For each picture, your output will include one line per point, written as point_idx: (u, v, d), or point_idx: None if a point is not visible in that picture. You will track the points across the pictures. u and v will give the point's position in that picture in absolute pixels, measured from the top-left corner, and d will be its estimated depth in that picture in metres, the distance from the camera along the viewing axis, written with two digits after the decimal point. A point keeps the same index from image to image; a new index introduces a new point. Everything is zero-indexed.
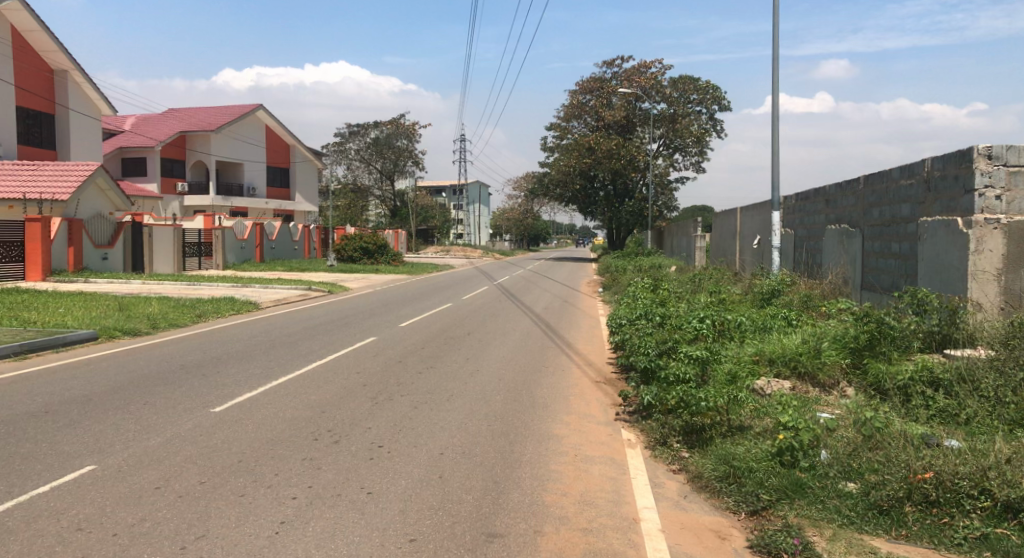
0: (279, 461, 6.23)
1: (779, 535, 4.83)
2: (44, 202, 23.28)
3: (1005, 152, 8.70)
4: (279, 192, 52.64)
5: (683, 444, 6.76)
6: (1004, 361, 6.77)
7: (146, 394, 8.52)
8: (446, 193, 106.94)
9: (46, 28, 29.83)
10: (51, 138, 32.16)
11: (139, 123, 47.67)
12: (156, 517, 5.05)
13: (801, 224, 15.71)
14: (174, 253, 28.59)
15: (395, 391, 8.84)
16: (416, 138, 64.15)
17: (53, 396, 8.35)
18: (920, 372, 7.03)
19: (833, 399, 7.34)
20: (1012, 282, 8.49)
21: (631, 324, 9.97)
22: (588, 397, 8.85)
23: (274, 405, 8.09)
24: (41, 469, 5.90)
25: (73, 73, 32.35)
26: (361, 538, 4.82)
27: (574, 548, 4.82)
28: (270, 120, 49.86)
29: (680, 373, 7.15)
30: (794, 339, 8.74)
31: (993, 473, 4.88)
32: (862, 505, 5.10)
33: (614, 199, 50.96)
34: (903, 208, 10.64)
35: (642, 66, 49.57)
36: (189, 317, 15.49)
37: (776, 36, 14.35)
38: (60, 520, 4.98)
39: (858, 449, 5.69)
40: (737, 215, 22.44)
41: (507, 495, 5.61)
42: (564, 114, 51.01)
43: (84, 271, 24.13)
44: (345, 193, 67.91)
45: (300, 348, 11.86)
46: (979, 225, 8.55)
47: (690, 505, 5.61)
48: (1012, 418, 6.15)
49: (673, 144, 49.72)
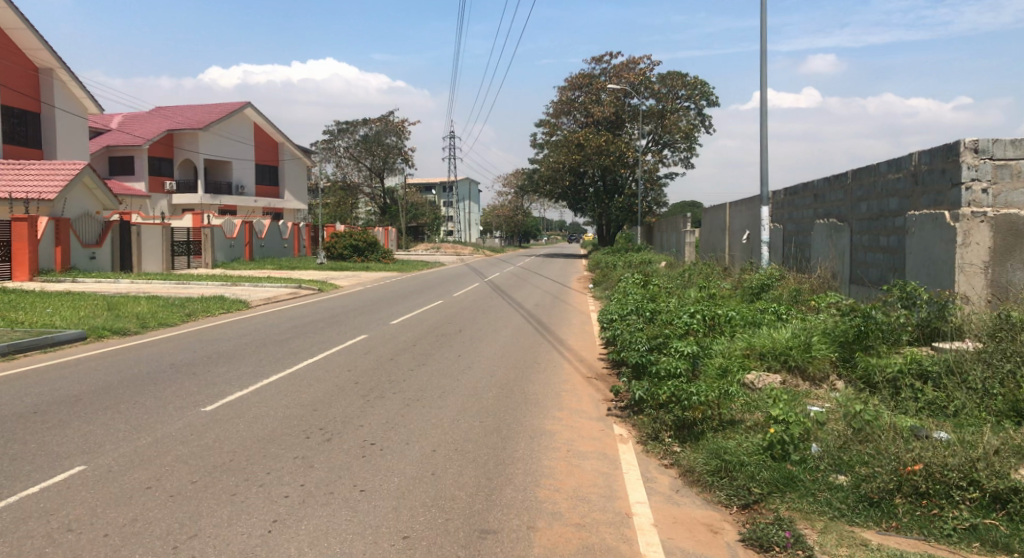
0: (271, 460, 6.20)
1: (770, 528, 4.86)
2: (31, 202, 23.21)
3: (991, 145, 8.78)
4: (268, 191, 52.43)
5: (675, 438, 6.77)
6: (992, 353, 6.82)
7: (136, 394, 8.48)
8: (436, 191, 106.63)
9: (31, 26, 29.55)
10: (37, 137, 31.88)
11: (127, 122, 47.36)
12: (147, 517, 5.03)
13: (790, 219, 15.79)
14: (162, 252, 28.48)
15: (386, 389, 8.82)
16: (406, 135, 64.02)
17: (41, 397, 8.30)
18: (909, 364, 7.09)
19: (824, 392, 7.41)
20: (1001, 274, 8.52)
21: (622, 320, 10.00)
22: (580, 393, 8.88)
23: (264, 404, 8.05)
24: (30, 470, 5.86)
25: (59, 71, 32.05)
26: (353, 536, 4.82)
27: (567, 544, 4.82)
28: (258, 118, 49.60)
29: (670, 369, 7.18)
30: (784, 333, 8.80)
31: (982, 465, 4.93)
32: (853, 497, 5.13)
33: (603, 195, 50.65)
34: (892, 202, 10.69)
35: (631, 62, 49.67)
36: (178, 316, 15.41)
37: (763, 32, 14.40)
38: (50, 521, 4.95)
39: (849, 442, 5.72)
40: (726, 210, 22.54)
41: (500, 492, 5.62)
42: (553, 110, 51.17)
43: (72, 270, 23.94)
44: (334, 191, 67.70)
45: (290, 347, 11.79)
46: (967, 219, 8.59)
47: (681, 499, 5.63)
48: (1001, 410, 6.24)
49: (662, 139, 50.12)
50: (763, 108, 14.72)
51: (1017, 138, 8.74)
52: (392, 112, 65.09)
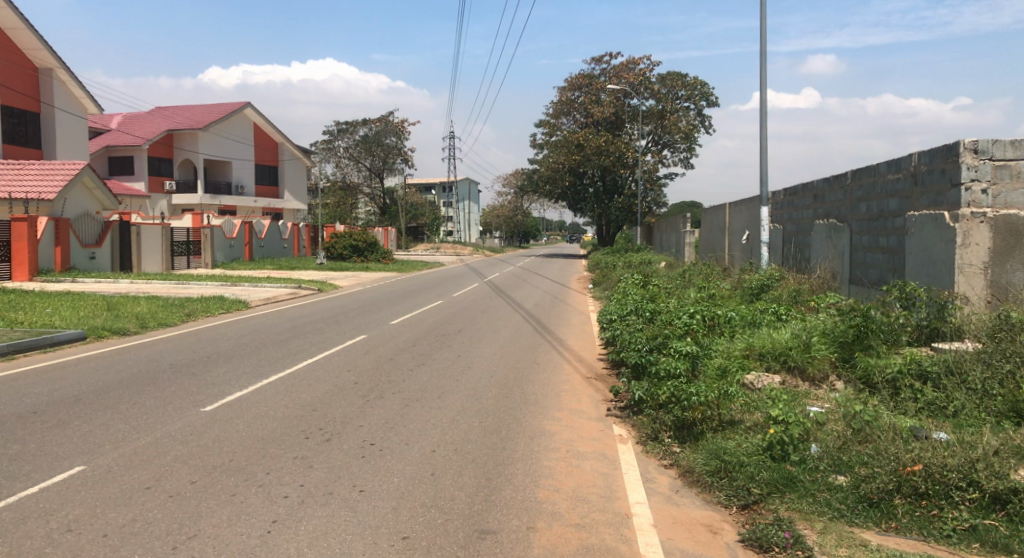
0: (271, 460, 6.21)
1: (770, 529, 4.86)
2: (30, 202, 23.20)
3: (991, 146, 8.78)
4: (268, 191, 52.43)
5: (674, 439, 6.77)
6: (992, 354, 6.83)
7: (135, 394, 8.48)
8: (436, 191, 106.56)
9: (31, 25, 29.54)
10: (37, 137, 31.87)
11: (127, 122, 47.33)
12: (147, 517, 5.03)
13: (789, 219, 15.80)
14: (162, 252, 28.48)
15: (386, 390, 8.81)
16: (405, 135, 64.00)
17: (40, 397, 8.29)
18: (908, 365, 7.08)
19: (823, 392, 7.42)
20: (1001, 275, 8.52)
21: (622, 319, 10.00)
22: (580, 393, 8.88)
23: (263, 404, 8.05)
24: (29, 471, 5.86)
25: (58, 71, 32.06)
26: (352, 536, 4.83)
27: (567, 545, 4.83)
28: (258, 119, 49.59)
29: (670, 369, 7.18)
30: (784, 333, 8.80)
31: (981, 465, 4.92)
32: (853, 497, 5.13)
33: (603, 195, 50.65)
34: (892, 202, 10.68)
35: (631, 62, 49.64)
36: (178, 316, 15.42)
37: (763, 32, 14.40)
38: (49, 521, 4.95)
39: (848, 442, 5.73)
40: (726, 210, 22.51)
41: (500, 492, 5.62)
42: (553, 110, 51.16)
43: (72, 270, 23.94)
44: (334, 191, 67.71)
45: (289, 347, 11.78)
46: (966, 219, 8.60)
47: (681, 499, 5.63)
48: (1000, 410, 6.25)
49: (662, 140, 50.10)
50: (763, 108, 14.72)
51: (1017, 138, 8.73)
52: (392, 112, 65.06)
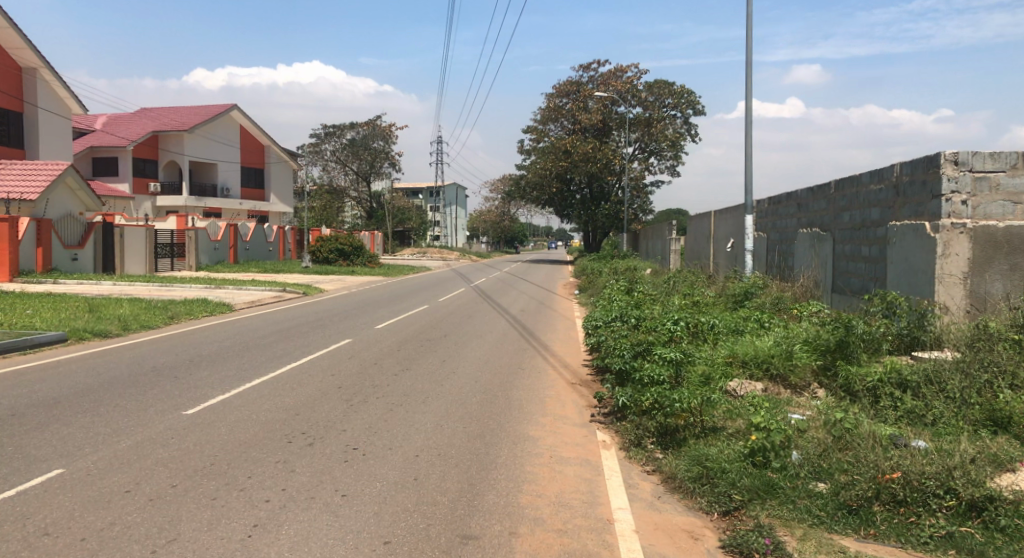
0: (253, 463, 6.20)
1: (750, 535, 4.89)
2: (11, 202, 22.93)
3: (970, 157, 8.87)
4: (253, 193, 52.23)
5: (658, 445, 6.82)
6: (969, 362, 6.93)
7: (116, 396, 8.45)
8: (423, 196, 106.90)
9: (17, 26, 29.28)
10: (19, 136, 31.54)
11: (111, 123, 46.98)
12: (126, 521, 4.99)
13: (773, 228, 15.96)
14: (145, 253, 28.30)
15: (369, 393, 8.85)
16: (393, 139, 64.16)
17: (19, 398, 8.25)
18: (888, 374, 7.13)
19: (805, 400, 7.46)
20: (979, 285, 8.68)
21: (606, 326, 10.01)
22: (564, 398, 8.90)
23: (247, 407, 8.06)
24: (7, 474, 5.80)
25: (43, 71, 31.79)
26: (335, 541, 4.81)
27: (549, 550, 4.84)
28: (245, 121, 49.31)
29: (654, 375, 7.21)
30: (766, 340, 8.90)
31: (958, 473, 5.01)
32: (832, 504, 5.16)
33: (590, 201, 51.00)
34: (873, 212, 10.80)
35: (618, 70, 49.89)
36: (161, 318, 15.34)
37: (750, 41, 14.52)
38: (26, 525, 4.90)
39: (828, 450, 5.79)
40: (711, 218, 22.69)
41: (482, 497, 5.63)
42: (541, 117, 51.18)
43: (53, 271, 23.70)
44: (320, 194, 67.28)
45: (274, 350, 11.80)
46: (946, 230, 8.70)
47: (663, 505, 5.66)
48: (977, 419, 6.35)
49: (648, 147, 50.35)
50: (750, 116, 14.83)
51: (996, 150, 8.87)
52: (380, 116, 65.11)
